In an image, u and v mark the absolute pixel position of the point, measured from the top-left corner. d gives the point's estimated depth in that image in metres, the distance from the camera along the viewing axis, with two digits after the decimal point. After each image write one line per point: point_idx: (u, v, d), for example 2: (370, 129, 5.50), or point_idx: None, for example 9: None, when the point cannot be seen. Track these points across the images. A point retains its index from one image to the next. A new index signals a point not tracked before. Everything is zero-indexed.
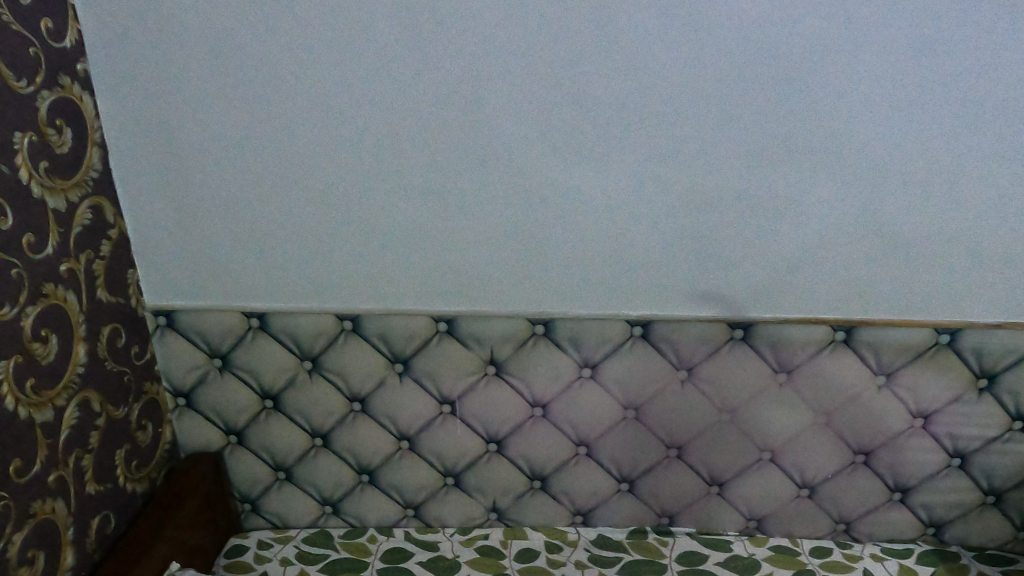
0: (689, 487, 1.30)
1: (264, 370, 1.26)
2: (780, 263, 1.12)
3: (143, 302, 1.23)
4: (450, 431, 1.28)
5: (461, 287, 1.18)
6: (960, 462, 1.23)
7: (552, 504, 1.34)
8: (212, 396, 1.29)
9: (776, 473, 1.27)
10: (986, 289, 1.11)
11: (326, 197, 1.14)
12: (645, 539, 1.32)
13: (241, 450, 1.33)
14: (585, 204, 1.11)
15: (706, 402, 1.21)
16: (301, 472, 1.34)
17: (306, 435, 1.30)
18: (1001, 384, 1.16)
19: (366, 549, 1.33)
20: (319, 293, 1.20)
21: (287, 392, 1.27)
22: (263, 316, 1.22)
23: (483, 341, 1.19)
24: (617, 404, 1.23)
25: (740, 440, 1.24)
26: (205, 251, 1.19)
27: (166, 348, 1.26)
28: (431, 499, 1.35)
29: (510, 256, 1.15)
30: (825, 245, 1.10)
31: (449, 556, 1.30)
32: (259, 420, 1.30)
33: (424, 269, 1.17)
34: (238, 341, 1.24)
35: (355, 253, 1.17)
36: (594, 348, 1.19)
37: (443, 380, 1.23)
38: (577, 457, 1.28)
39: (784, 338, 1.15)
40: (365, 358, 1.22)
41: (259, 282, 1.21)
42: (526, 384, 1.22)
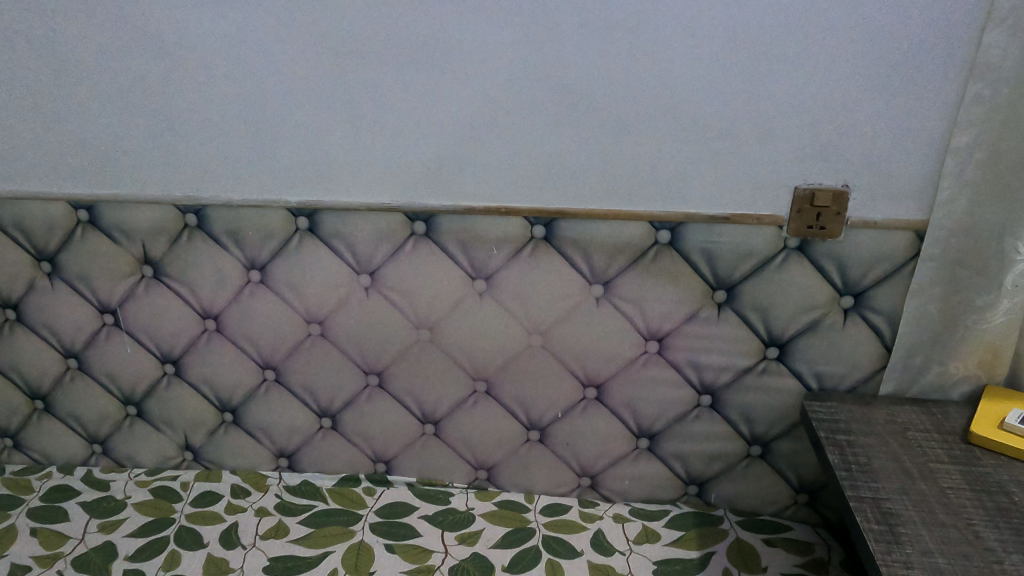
0: (399, 424, 1.09)
1: None
2: (451, 140, 0.90)
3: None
4: (120, 347, 1.09)
5: (96, 167, 0.98)
6: (711, 400, 1.01)
7: (250, 443, 1.14)
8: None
9: (496, 410, 1.06)
10: (711, 171, 0.88)
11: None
12: (352, 488, 1.12)
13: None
14: (209, 58, 0.89)
15: (398, 315, 1.01)
16: None
17: None
18: (742, 298, 0.94)
19: (27, 486, 1.14)
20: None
21: None
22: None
23: (132, 235, 1.01)
24: (297, 316, 1.03)
25: (447, 365, 1.04)
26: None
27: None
28: (117, 433, 1.16)
29: (139, 123, 0.94)
30: (501, 111, 0.87)
31: (117, 497, 1.11)
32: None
33: (47, 143, 0.97)
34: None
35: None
36: (258, 244, 0.99)
37: (98, 284, 1.05)
38: (266, 383, 1.09)
39: (473, 233, 0.95)
40: (8, 254, 1.05)
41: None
42: (191, 290, 1.03)
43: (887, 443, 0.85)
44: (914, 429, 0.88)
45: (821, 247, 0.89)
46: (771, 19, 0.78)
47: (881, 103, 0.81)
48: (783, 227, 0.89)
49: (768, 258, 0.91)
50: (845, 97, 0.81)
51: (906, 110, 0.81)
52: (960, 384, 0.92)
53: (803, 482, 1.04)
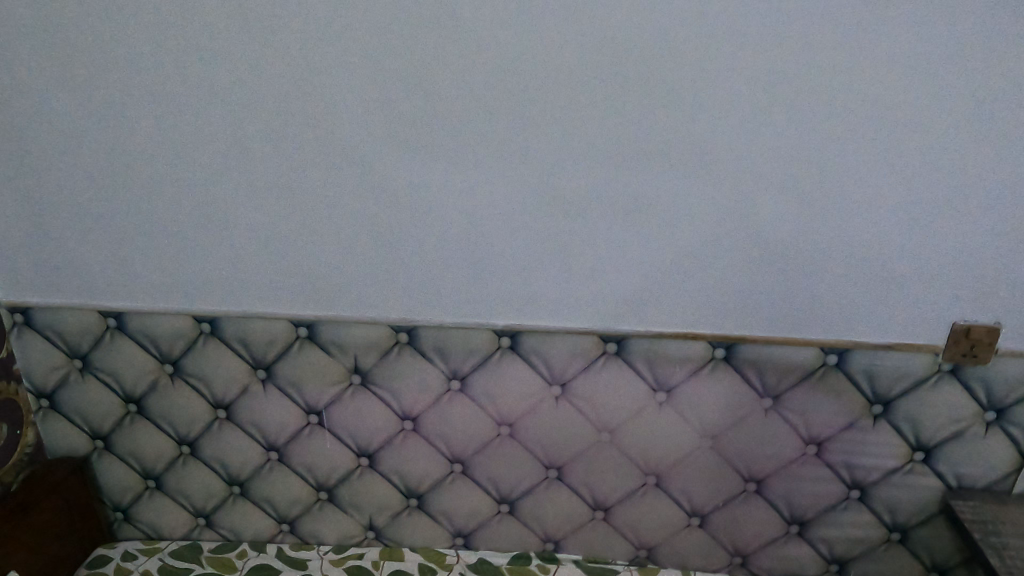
0: (577, 509, 1.49)
1: (124, 372, 1.45)
2: (678, 260, 1.22)
3: (91, 301, 1.41)
4: (320, 440, 1.47)
5: (322, 291, 1.34)
6: (859, 495, 1.36)
7: (429, 522, 1.55)
8: (73, 400, 1.50)
9: (664, 497, 1.44)
10: (885, 316, 1.22)
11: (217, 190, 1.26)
12: (528, 565, 1.54)
13: (194, 460, 1.53)
14: (467, 211, 1.22)
15: (583, 419, 1.38)
16: (205, 448, 1.51)
17: (210, 406, 1.47)
18: (895, 411, 1.28)
19: (233, 566, 1.57)
20: (248, 297, 1.37)
21: (149, 395, 1.47)
22: (214, 321, 1.38)
23: (346, 347, 1.37)
24: (492, 420, 1.40)
25: (618, 459, 1.41)
26: (128, 229, 1.33)
27: (116, 351, 1.43)
28: (388, 522, 1.56)
29: (374, 269, 1.31)
30: (686, 255, 1.21)
31: (317, 574, 1.54)
32: (213, 426, 1.48)
33: (289, 279, 1.34)
34: (190, 344, 1.41)
35: (267, 263, 1.32)
36: (461, 359, 1.35)
37: (309, 389, 1.42)
38: (453, 474, 1.47)
39: (658, 352, 1.30)
40: (226, 357, 1.41)
41: (191, 271, 1.35)
42: (439, 393, 1.39)
43: None
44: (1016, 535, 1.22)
45: (974, 369, 1.22)
46: (912, 230, 1.14)
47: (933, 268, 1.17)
48: (941, 354, 1.22)
49: (921, 381, 1.25)
50: (953, 276, 1.17)
51: (955, 268, 1.17)
52: None
53: (935, 563, 1.39)
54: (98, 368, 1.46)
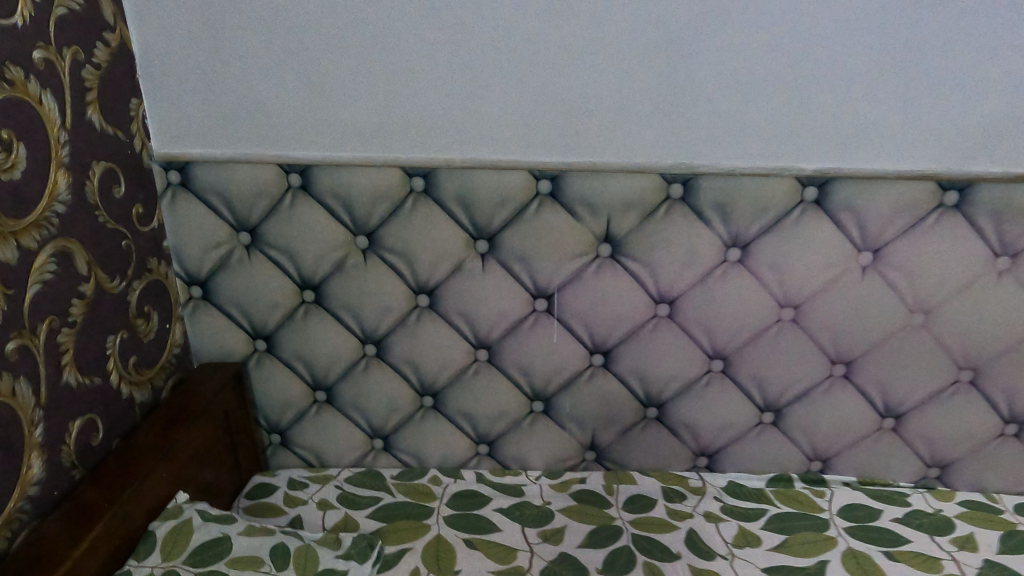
0: (856, 417, 1.00)
1: (186, 247, 0.96)
2: (954, 93, 0.81)
3: (267, 151, 0.90)
4: (545, 336, 0.98)
5: (414, 128, 0.88)
6: None
7: (668, 440, 1.05)
8: (233, 287, 0.99)
9: (974, 400, 0.97)
10: None
11: None
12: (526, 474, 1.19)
13: (379, 365, 1.02)
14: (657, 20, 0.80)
15: (894, 300, 0.92)
16: (344, 391, 1.05)
17: (247, 337, 1.03)
18: None
19: None
20: (473, 139, 0.88)
21: (217, 276, 0.98)
22: (431, 174, 0.89)
23: (597, 209, 0.90)
24: (773, 300, 0.94)
25: (932, 351, 0.94)
26: (264, 54, 0.85)
27: (299, 219, 0.93)
28: (620, 436, 1.06)
29: (547, 99, 0.85)
30: (1009, 80, 0.80)
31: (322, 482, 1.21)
32: (406, 321, 0.99)
33: (420, 109, 0.87)
34: (394, 210, 0.91)
35: (494, 85, 0.85)
36: (750, 220, 0.89)
37: (539, 266, 0.93)
38: (709, 375, 0.99)
39: (1013, 205, 0.86)
40: (432, 230, 0.92)
41: (380, 103, 0.87)
42: (704, 266, 0.92)
43: None
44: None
45: None
46: None
47: None
48: None
49: None
50: None
51: None
52: None
53: None
54: (270, 246, 0.95)
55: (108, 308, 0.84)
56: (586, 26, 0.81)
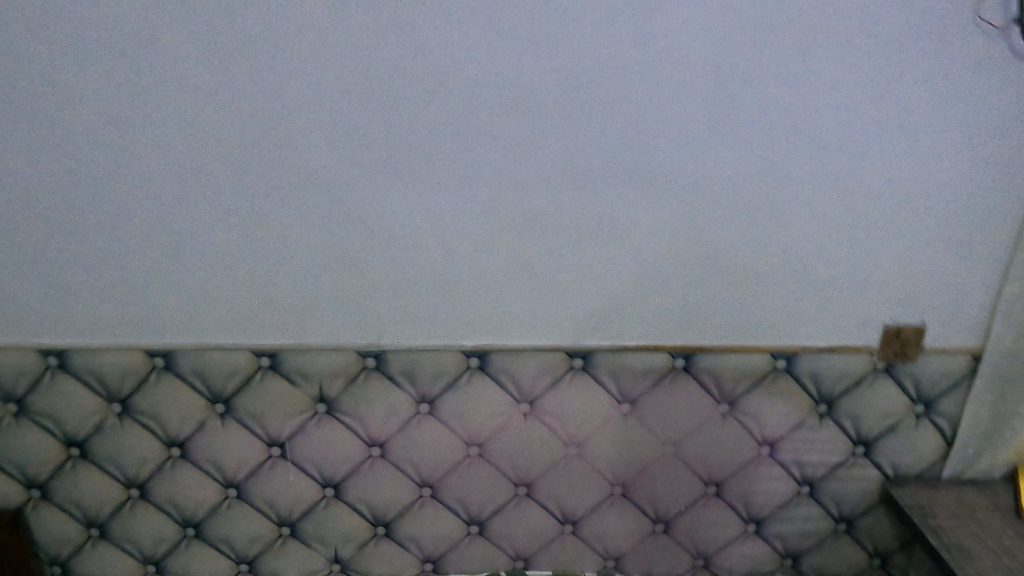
0: (727, 525, 1.25)
1: (68, 416, 1.12)
2: (751, 282, 1.09)
3: (244, 339, 1.10)
4: (476, 474, 1.19)
5: (352, 315, 1.10)
6: (810, 489, 1.22)
7: (581, 548, 1.26)
8: (110, 446, 1.14)
9: (813, 505, 1.23)
10: (938, 314, 1.10)
11: (293, 217, 1.03)
12: None
13: (337, 504, 1.20)
14: (522, 235, 1.05)
15: (746, 436, 1.17)
16: (213, 527, 1.21)
17: (176, 524, 1.21)
18: (938, 409, 1.16)
19: None
20: (410, 327, 1.10)
21: (95, 438, 1.13)
22: (380, 355, 1.10)
23: (517, 379, 1.12)
24: (656, 440, 1.17)
25: (777, 473, 1.20)
26: (239, 263, 1.06)
27: (265, 390, 1.11)
28: (543, 549, 1.26)
29: (450, 289, 1.09)
30: (798, 278, 1.09)
31: None
32: (361, 468, 1.18)
33: (364, 304, 1.09)
34: (348, 383, 1.11)
35: (413, 283, 1.08)
36: (636, 382, 1.13)
37: (472, 422, 1.15)
38: (611, 497, 1.21)
39: (822, 369, 1.13)
40: (365, 397, 1.12)
41: (331, 299, 1.09)
42: (604, 417, 1.15)
43: (966, 523, 1.10)
44: (981, 508, 1.14)
45: (984, 373, 1.12)
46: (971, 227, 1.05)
47: (988, 261, 1.07)
48: (969, 353, 1.12)
49: (960, 380, 1.14)
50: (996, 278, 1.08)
51: (990, 277, 1.08)
52: (1000, 468, 1.20)
53: (877, 548, 1.27)
54: (243, 413, 1.13)
55: None
56: (468, 244, 1.05)
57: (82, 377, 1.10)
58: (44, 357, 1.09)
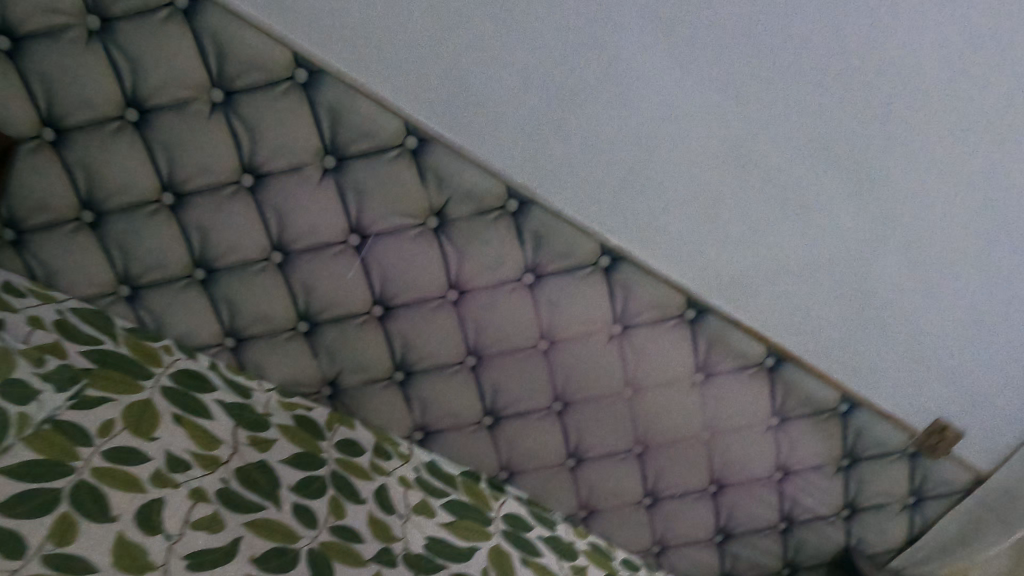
0: (701, 527, 1.26)
1: (152, 72, 0.90)
2: (874, 330, 1.09)
3: (400, 105, 0.94)
4: (528, 368, 1.10)
5: (522, 148, 0.97)
6: (785, 528, 1.27)
7: (567, 488, 1.21)
8: (178, 134, 0.93)
9: (778, 543, 1.28)
10: (983, 434, 1.18)
11: (535, 20, 0.87)
12: (477, 485, 1.16)
13: (375, 326, 1.06)
14: (729, 172, 0.97)
15: (772, 455, 1.20)
16: (229, 282, 1.02)
17: (187, 258, 1.00)
18: (922, 507, 1.26)
19: (154, 357, 0.99)
20: (568, 193, 1.00)
21: (166, 115, 0.92)
22: (526, 204, 0.99)
23: (629, 298, 1.07)
24: (701, 420, 1.16)
25: (772, 501, 1.24)
26: (445, 28, 0.88)
27: (389, 172, 0.96)
28: (534, 471, 1.19)
29: (629, 182, 0.98)
30: (909, 347, 1.11)
31: (258, 411, 1.02)
32: (425, 304, 1.05)
33: (539, 146, 0.96)
34: (476, 213, 1.00)
35: (599, 157, 0.96)
36: (723, 359, 1.12)
37: (560, 315, 1.07)
38: (627, 453, 1.18)
39: (868, 429, 1.19)
40: (481, 235, 1.01)
41: (513, 121, 0.95)
42: (675, 376, 1.13)
43: None
44: None
45: (977, 496, 1.23)
46: None
47: None
48: (979, 477, 1.22)
49: (955, 493, 1.24)
50: None
51: None
52: None
53: None
54: (349, 182, 0.97)
55: None
56: (677, 152, 0.96)
57: (202, 41, 0.89)
58: None
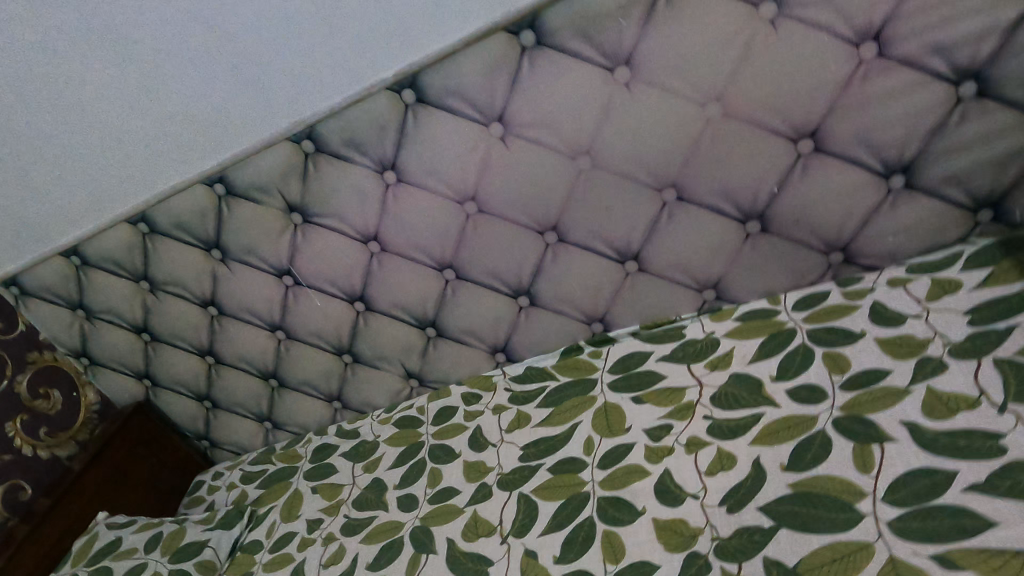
0: (856, 191, 0.83)
1: (120, 306, 1.17)
2: None
3: (187, 177, 0.99)
4: (490, 237, 0.96)
5: (258, 111, 0.90)
6: (977, 86, 0.74)
7: (666, 288, 0.96)
8: (166, 323, 1.17)
9: (995, 109, 0.75)
10: None
11: (130, 49, 0.82)
12: (577, 357, 1.02)
13: (375, 316, 1.09)
14: None
15: (825, 41, 0.74)
16: (288, 372, 1.19)
17: (261, 379, 1.22)
18: None
19: (297, 454, 1.21)
20: (319, 88, 0.87)
21: (151, 319, 1.17)
22: (312, 133, 0.91)
23: (469, 95, 0.85)
24: (688, 104, 0.81)
25: (907, 80, 0.75)
26: (124, 121, 0.90)
27: (239, 219, 1.02)
28: (617, 302, 0.99)
29: (332, 35, 0.81)
30: None
31: (370, 439, 1.13)
32: (373, 271, 1.03)
33: (263, 99, 0.88)
34: (303, 179, 0.96)
35: (294, 53, 0.83)
36: (619, 31, 0.78)
37: (448, 174, 0.91)
38: (667, 208, 0.89)
39: None
40: (328, 188, 0.96)
41: (231, 111, 0.89)
42: (603, 100, 0.82)
43: None
44: None
45: None
46: None
47: None
48: None
49: None
50: None
51: None
52: None
53: None
54: (238, 250, 1.05)
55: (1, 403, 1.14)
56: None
57: (105, 266, 1.12)
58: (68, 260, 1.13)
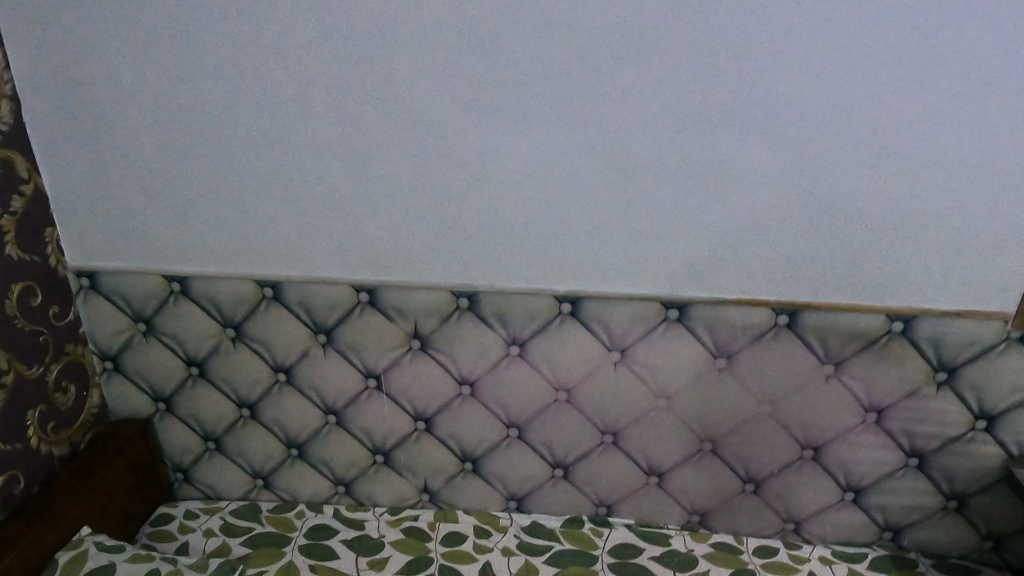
0: (823, 490, 1.19)
1: (188, 337, 1.21)
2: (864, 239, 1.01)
3: (343, 275, 1.14)
4: (562, 420, 1.19)
5: (445, 260, 1.11)
6: (918, 462, 1.14)
7: (667, 502, 1.25)
8: (225, 368, 1.23)
9: (922, 479, 1.15)
10: None
11: (391, 173, 1.05)
12: (580, 529, 1.26)
13: (428, 437, 1.25)
14: (619, 192, 1.02)
15: (851, 400, 1.10)
16: (314, 449, 1.29)
17: (282, 445, 1.30)
18: None
19: (291, 524, 1.29)
20: (504, 269, 1.10)
21: (213, 359, 1.22)
22: (473, 296, 1.11)
23: (609, 327, 1.11)
24: (751, 397, 1.13)
25: (883, 442, 1.13)
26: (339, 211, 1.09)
27: (364, 324, 1.16)
28: (626, 498, 1.25)
29: (542, 240, 1.07)
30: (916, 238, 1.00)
31: (375, 535, 1.26)
32: (451, 405, 1.21)
33: (457, 253, 1.10)
34: (442, 321, 1.14)
35: (506, 234, 1.07)
36: (734, 337, 1.09)
37: (560, 367, 1.15)
38: (700, 453, 1.19)
39: (943, 335, 1.04)
40: (457, 336, 1.15)
41: (425, 246, 1.10)
42: (699, 371, 1.12)
43: None
44: None
45: None
46: None
47: None
48: None
49: None
50: None
51: None
52: None
53: (992, 529, 1.16)
54: (343, 344, 1.18)
55: (31, 390, 1.12)
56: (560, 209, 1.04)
57: (203, 304, 1.18)
58: (168, 282, 1.17)
